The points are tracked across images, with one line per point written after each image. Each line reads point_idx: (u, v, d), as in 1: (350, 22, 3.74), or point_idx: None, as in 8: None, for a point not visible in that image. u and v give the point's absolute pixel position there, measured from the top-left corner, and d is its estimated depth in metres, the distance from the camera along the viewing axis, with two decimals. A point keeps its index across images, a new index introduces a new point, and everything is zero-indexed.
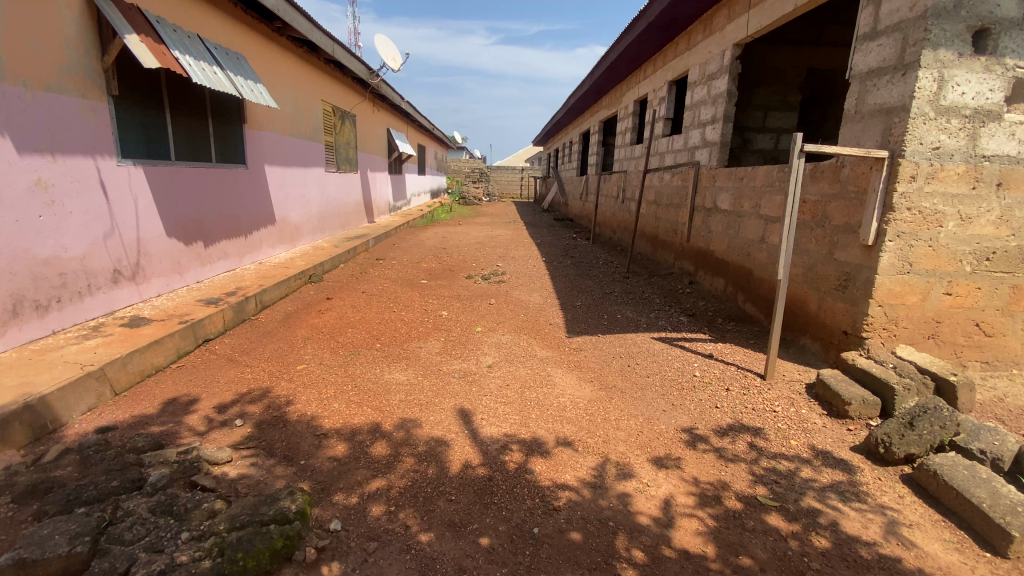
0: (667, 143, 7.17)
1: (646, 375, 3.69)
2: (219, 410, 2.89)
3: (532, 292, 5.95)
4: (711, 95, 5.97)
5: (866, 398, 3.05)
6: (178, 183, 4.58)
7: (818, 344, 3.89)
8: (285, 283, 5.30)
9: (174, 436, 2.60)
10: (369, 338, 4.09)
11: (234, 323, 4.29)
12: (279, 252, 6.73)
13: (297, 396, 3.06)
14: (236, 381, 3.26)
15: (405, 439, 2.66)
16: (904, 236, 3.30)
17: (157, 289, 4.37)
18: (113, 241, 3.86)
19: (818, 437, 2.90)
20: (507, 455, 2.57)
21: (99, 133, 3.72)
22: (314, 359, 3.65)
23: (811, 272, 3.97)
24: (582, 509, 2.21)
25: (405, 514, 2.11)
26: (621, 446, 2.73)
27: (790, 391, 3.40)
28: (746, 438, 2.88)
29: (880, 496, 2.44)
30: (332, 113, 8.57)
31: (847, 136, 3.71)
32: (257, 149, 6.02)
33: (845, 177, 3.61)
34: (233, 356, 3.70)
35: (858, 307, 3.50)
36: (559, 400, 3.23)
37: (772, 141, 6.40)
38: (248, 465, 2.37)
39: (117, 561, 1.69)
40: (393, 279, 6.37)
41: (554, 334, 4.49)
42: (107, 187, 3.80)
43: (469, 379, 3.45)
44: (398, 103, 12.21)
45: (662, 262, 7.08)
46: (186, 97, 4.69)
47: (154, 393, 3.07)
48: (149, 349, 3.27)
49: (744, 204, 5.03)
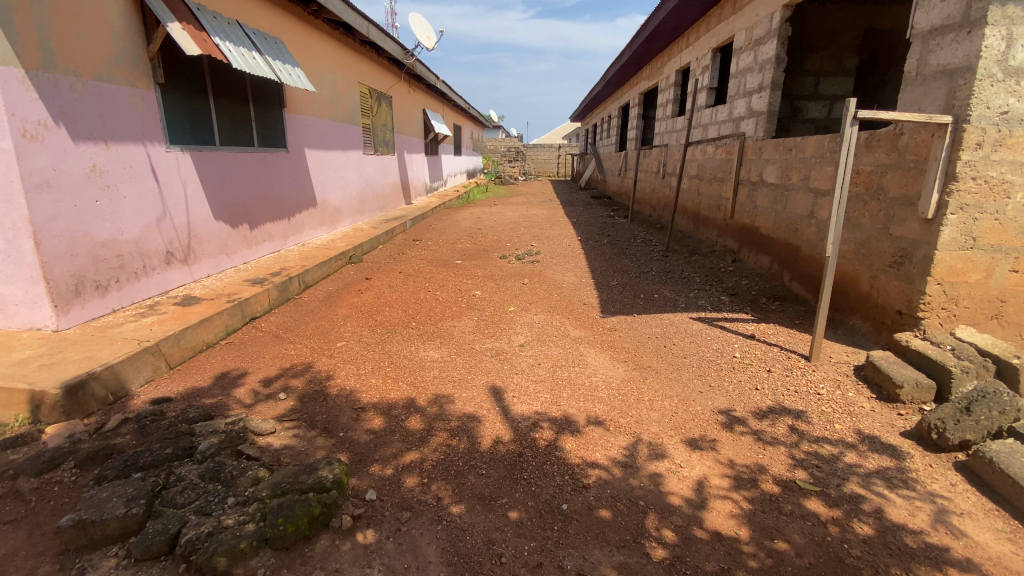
0: (711, 114, 6.85)
1: (683, 355, 3.61)
2: (265, 383, 3.04)
3: (566, 272, 5.90)
4: (758, 62, 5.64)
5: (919, 381, 2.87)
6: (225, 168, 4.78)
7: (869, 325, 3.68)
8: (327, 263, 5.48)
9: (224, 407, 2.76)
10: (405, 317, 4.17)
11: (279, 302, 4.47)
12: (321, 234, 6.93)
13: (337, 371, 3.18)
14: (281, 357, 3.41)
15: (438, 414, 2.72)
16: (969, 209, 3.04)
17: (207, 270, 4.61)
18: (165, 224, 4.08)
19: (865, 421, 2.77)
20: (537, 433, 2.58)
21: (148, 121, 3.91)
22: (353, 336, 3.77)
23: (863, 249, 3.73)
24: (612, 487, 2.20)
25: (437, 486, 2.17)
26: (654, 426, 2.69)
27: (836, 373, 3.24)
28: (787, 421, 2.78)
29: (930, 483, 2.30)
30: (368, 95, 8.64)
31: (906, 101, 3.42)
32: (298, 133, 6.18)
33: (904, 145, 3.34)
34: (278, 333, 3.86)
35: (914, 285, 3.26)
36: (592, 379, 3.22)
37: (824, 109, 5.99)
38: (291, 436, 2.49)
39: (169, 522, 1.82)
40: (429, 260, 6.45)
41: (587, 313, 4.45)
42: (158, 172, 4.00)
43: (501, 358, 3.47)
44: (433, 83, 12.18)
45: (704, 240, 6.84)
46: (228, 83, 4.84)
47: (205, 368, 3.26)
48: (199, 326, 3.46)
49: (792, 176, 4.76)
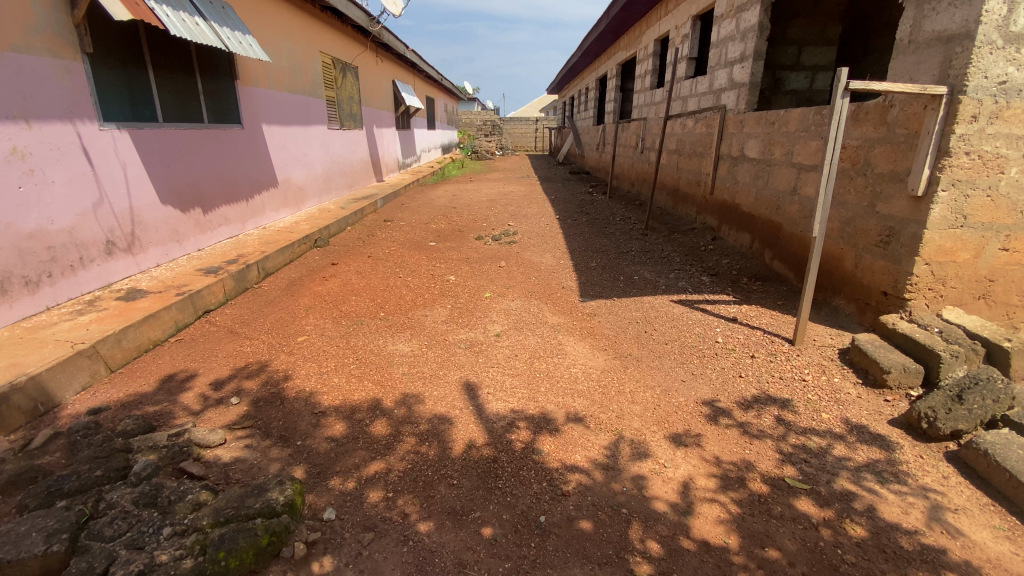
0: (691, 85, 6.63)
1: (665, 341, 3.46)
2: (216, 386, 2.78)
3: (545, 253, 5.69)
4: (740, 30, 5.41)
5: (907, 366, 2.79)
6: (170, 147, 4.37)
7: (853, 306, 3.59)
8: (289, 248, 5.14)
9: (168, 416, 2.51)
10: (373, 307, 3.92)
11: (236, 292, 4.16)
12: (284, 216, 6.54)
13: (296, 371, 2.93)
14: (235, 355, 3.14)
15: (407, 416, 2.52)
16: (960, 185, 2.93)
17: (155, 260, 4.24)
18: (103, 211, 3.70)
19: (852, 410, 2.68)
20: (513, 434, 2.40)
21: (77, 96, 3.50)
22: (316, 329, 3.51)
23: (848, 228, 3.62)
24: (593, 494, 2.05)
25: (404, 501, 1.99)
26: (637, 421, 2.54)
27: (821, 358, 3.15)
28: (773, 411, 2.67)
29: (921, 477, 2.25)
30: (332, 66, 8.12)
31: (897, 71, 3.26)
32: (254, 107, 5.73)
33: (894, 118, 3.19)
34: (233, 327, 3.57)
35: (901, 265, 3.16)
36: (571, 370, 3.05)
37: (806, 80, 5.85)
38: (243, 448, 2.28)
39: (95, 560, 1.61)
40: (401, 242, 6.15)
41: (566, 298, 4.27)
42: (91, 154, 3.61)
43: (475, 350, 3.27)
44: (403, 52, 11.57)
45: (684, 217, 6.69)
46: (170, 51, 4.39)
47: (150, 369, 2.98)
48: (144, 324, 3.16)
49: (775, 150, 4.60)
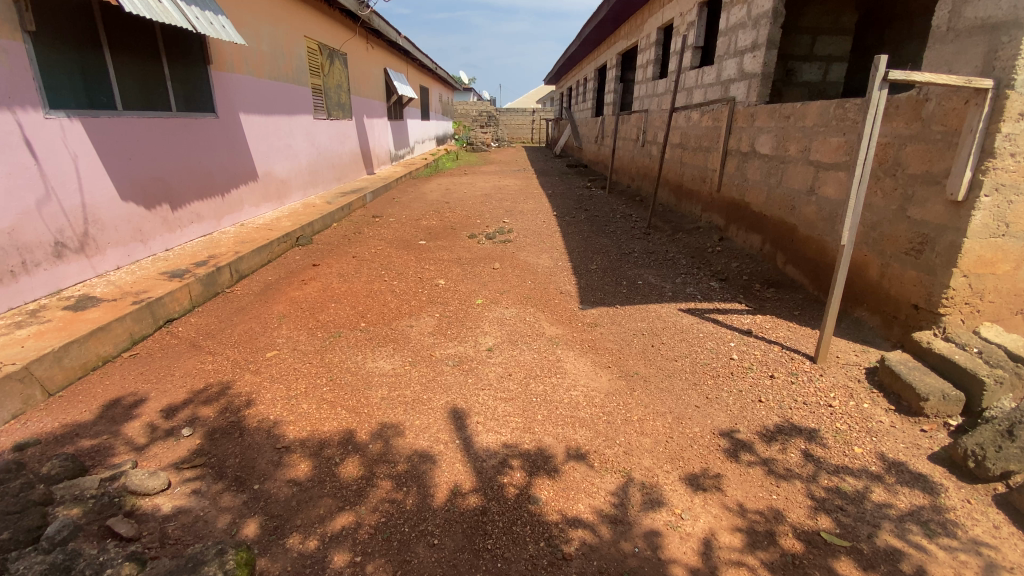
0: (698, 75, 6.27)
1: (674, 358, 3.14)
2: (167, 414, 2.44)
3: (541, 254, 5.34)
4: (751, 17, 5.05)
5: (947, 393, 2.49)
6: (132, 138, 3.98)
7: (878, 319, 3.28)
8: (266, 247, 4.77)
9: (107, 453, 2.18)
10: (354, 316, 3.58)
11: (204, 298, 3.80)
12: (264, 211, 6.16)
13: (260, 395, 2.58)
14: (195, 374, 2.79)
15: (382, 453, 2.19)
16: (1004, 190, 2.61)
17: (115, 262, 3.86)
18: (50, 208, 3.32)
19: (887, 443, 2.38)
20: (505, 477, 2.08)
21: (16, 81, 3.11)
22: (288, 343, 3.16)
23: (874, 233, 3.30)
24: (598, 558, 1.73)
25: (374, 566, 1.67)
26: (647, 458, 2.23)
27: (846, 379, 2.84)
28: (800, 445, 2.37)
29: (972, 527, 1.95)
30: (318, 52, 7.69)
31: (932, 62, 2.93)
32: (230, 95, 5.32)
33: (929, 114, 2.87)
34: (197, 340, 3.22)
35: (936, 276, 2.85)
36: (571, 393, 2.72)
37: (820, 72, 5.50)
38: (188, 495, 1.96)
39: None
40: (389, 241, 5.78)
41: (565, 305, 3.95)
42: (35, 145, 3.23)
43: (465, 368, 2.94)
44: (395, 40, 11.08)
45: (688, 215, 6.37)
46: (131, 32, 3.99)
47: (96, 392, 2.63)
48: (90, 339, 2.80)
49: (790, 147, 4.28)
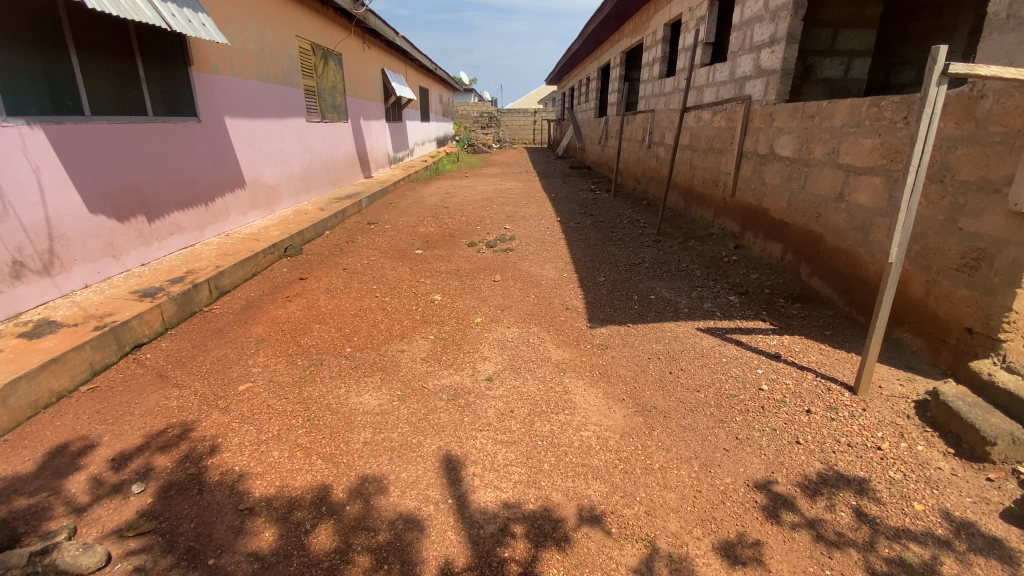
0: (709, 73, 5.92)
1: (696, 389, 2.80)
2: (117, 466, 2.11)
3: (545, 265, 5.00)
4: (769, 9, 4.70)
5: (1017, 437, 2.13)
6: (104, 145, 3.67)
7: (924, 342, 2.93)
8: (250, 261, 4.46)
9: (42, 518, 1.86)
10: (339, 339, 3.26)
11: (178, 319, 3.48)
12: (252, 220, 5.84)
13: (226, 440, 2.26)
14: (156, 413, 2.47)
15: (361, 517, 1.86)
16: None
17: (82, 280, 3.55)
18: (7, 225, 3.02)
19: (950, 497, 2.04)
20: (507, 549, 1.75)
21: None
22: (264, 373, 2.84)
23: (917, 245, 2.95)
24: None
25: None
26: (672, 521, 1.90)
27: (893, 415, 2.50)
28: (849, 500, 2.03)
29: None
30: (310, 52, 7.37)
31: (989, 53, 2.60)
32: (213, 97, 5.01)
33: (986, 113, 2.53)
34: (164, 370, 2.90)
35: (996, 298, 2.50)
36: (582, 435, 2.39)
37: (841, 67, 5.16)
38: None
39: None
40: (383, 251, 5.46)
41: (572, 324, 3.61)
42: None
43: (460, 403, 2.60)
44: (393, 40, 10.77)
45: (699, 221, 6.02)
46: (101, 31, 3.68)
47: (43, 437, 2.31)
48: (41, 373, 2.48)
49: (815, 148, 3.93)
